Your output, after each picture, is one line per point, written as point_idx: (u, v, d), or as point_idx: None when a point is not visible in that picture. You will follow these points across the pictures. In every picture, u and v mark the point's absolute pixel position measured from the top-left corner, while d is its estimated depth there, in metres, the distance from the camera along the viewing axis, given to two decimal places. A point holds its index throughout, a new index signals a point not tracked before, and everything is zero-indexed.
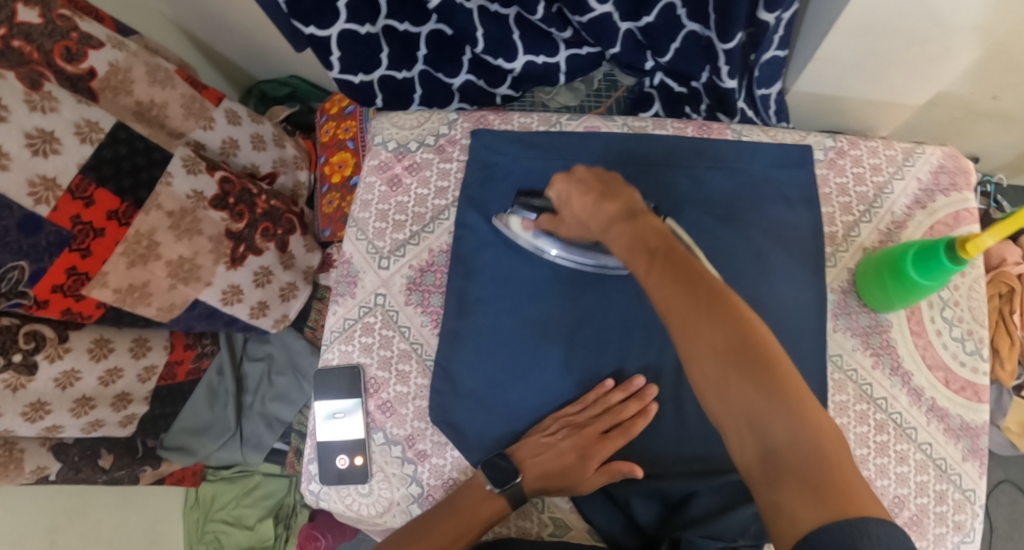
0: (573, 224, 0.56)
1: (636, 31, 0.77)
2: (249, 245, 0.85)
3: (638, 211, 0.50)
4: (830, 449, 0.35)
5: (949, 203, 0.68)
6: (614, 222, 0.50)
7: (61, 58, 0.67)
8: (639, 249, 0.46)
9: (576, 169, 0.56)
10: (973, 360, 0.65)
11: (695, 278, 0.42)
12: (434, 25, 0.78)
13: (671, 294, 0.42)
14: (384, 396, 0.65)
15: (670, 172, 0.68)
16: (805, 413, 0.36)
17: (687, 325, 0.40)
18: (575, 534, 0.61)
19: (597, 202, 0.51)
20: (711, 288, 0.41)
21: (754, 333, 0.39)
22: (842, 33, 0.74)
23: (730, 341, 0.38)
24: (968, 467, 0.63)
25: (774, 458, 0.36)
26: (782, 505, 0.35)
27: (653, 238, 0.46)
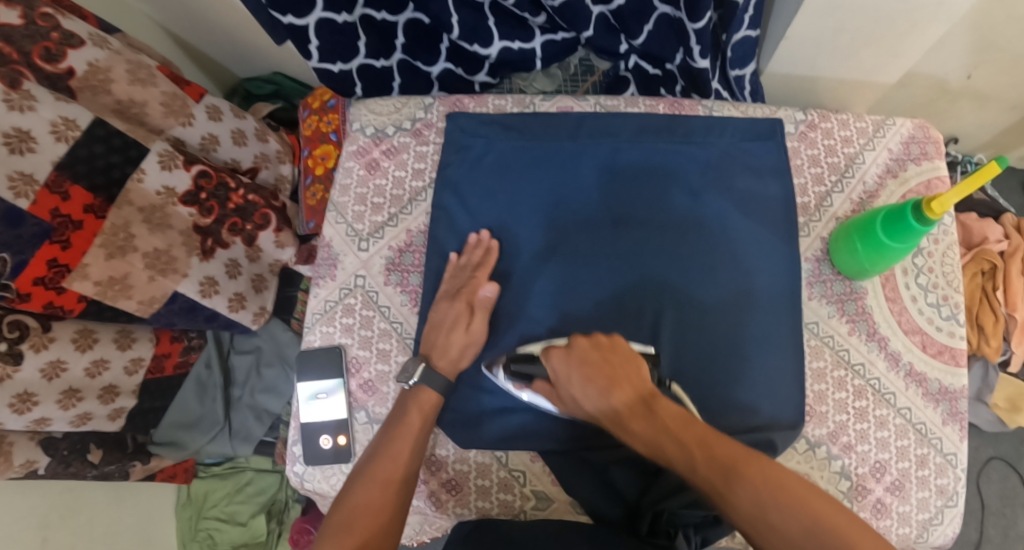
0: (572, 402, 0.54)
1: (608, 14, 0.79)
2: (216, 239, 0.85)
3: (647, 394, 0.50)
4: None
5: (920, 171, 0.69)
6: (630, 414, 0.49)
7: (41, 59, 0.68)
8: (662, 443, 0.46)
9: (575, 341, 0.54)
10: (950, 325, 0.66)
11: (734, 460, 0.43)
12: (411, 14, 0.80)
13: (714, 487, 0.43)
14: (366, 375, 0.65)
15: (664, 187, 0.67)
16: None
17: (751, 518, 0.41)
18: (557, 506, 0.62)
19: (605, 389, 0.51)
20: (751, 464, 0.42)
21: (806, 500, 0.40)
22: (810, 12, 0.75)
23: (795, 515, 0.39)
24: (949, 432, 0.63)
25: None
26: None
27: (675, 428, 0.47)
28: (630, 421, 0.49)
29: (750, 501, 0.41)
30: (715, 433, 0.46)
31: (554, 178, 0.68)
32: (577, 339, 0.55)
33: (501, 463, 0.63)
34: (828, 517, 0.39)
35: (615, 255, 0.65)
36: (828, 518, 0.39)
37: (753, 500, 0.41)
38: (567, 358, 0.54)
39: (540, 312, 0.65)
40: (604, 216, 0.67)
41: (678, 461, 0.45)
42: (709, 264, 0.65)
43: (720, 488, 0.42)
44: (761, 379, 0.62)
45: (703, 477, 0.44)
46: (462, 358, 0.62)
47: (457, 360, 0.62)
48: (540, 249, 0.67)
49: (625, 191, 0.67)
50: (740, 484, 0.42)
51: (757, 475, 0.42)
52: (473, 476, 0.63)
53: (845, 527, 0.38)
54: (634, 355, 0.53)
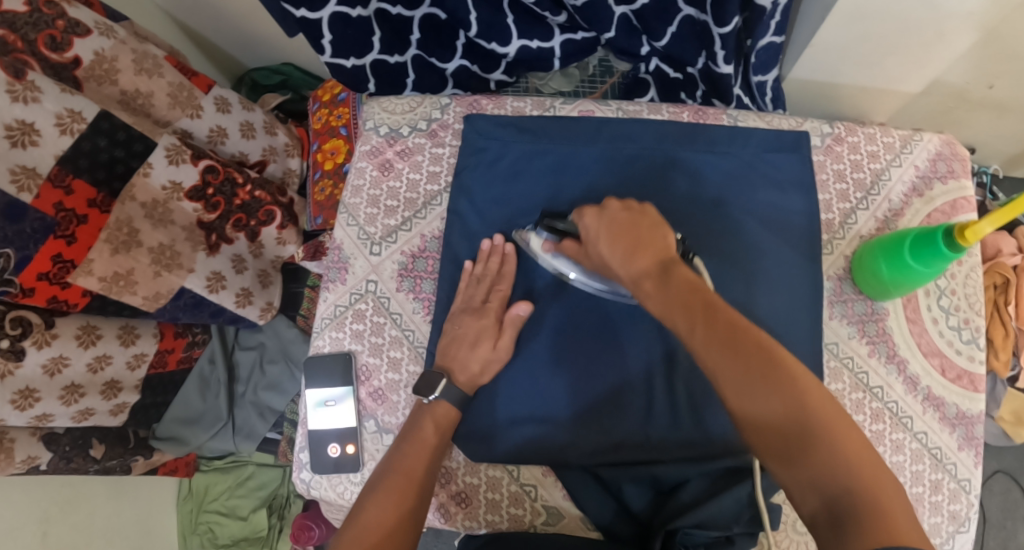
0: (596, 261, 0.53)
1: (631, 14, 0.76)
2: (221, 234, 0.84)
3: (671, 262, 0.47)
4: (881, 494, 0.35)
5: (946, 190, 0.67)
6: (646, 275, 0.47)
7: (46, 47, 0.66)
8: (674, 302, 0.43)
9: (609, 203, 0.54)
10: (970, 349, 0.64)
11: (740, 335, 0.39)
12: (427, 9, 0.77)
13: (714, 354, 0.40)
14: (376, 384, 0.64)
15: (668, 175, 0.66)
16: (862, 459, 0.36)
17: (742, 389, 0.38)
18: (568, 522, 0.61)
19: (628, 250, 0.49)
20: (757, 343, 0.39)
21: (802, 386, 0.37)
22: (838, 20, 0.73)
23: (785, 397, 0.37)
24: (963, 457, 0.62)
25: (837, 508, 0.35)
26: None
27: (691, 292, 0.43)
28: (645, 275, 0.47)
29: (742, 371, 0.38)
30: (726, 304, 0.42)
31: (571, 184, 0.67)
32: (610, 202, 0.54)
33: (512, 477, 0.62)
34: (820, 404, 0.37)
35: None
36: (819, 407, 0.37)
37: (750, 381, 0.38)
38: (600, 218, 0.53)
39: (555, 322, 0.63)
40: None
41: (680, 324, 0.43)
42: (728, 275, 0.64)
43: (717, 363, 0.39)
44: None
45: (704, 346, 0.40)
46: (482, 372, 0.61)
47: (477, 374, 0.61)
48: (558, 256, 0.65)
49: (644, 199, 0.66)
50: (739, 361, 0.38)
51: (760, 354, 0.38)
52: (483, 489, 0.62)
53: (834, 418, 0.37)
54: (662, 222, 0.51)
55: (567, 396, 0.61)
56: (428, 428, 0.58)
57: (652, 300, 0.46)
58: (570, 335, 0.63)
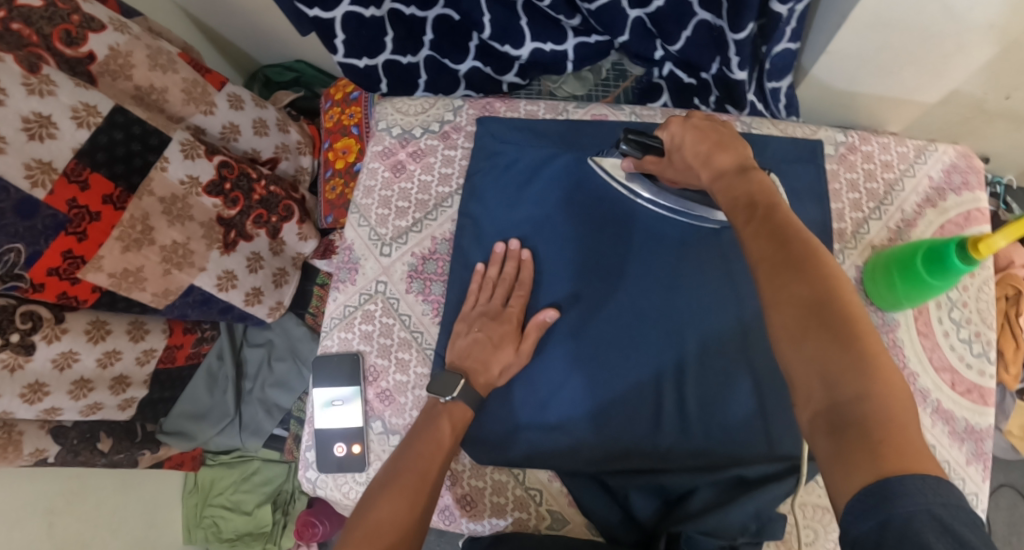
0: (679, 169, 0.55)
1: (646, 18, 0.75)
2: (239, 231, 0.84)
3: (750, 167, 0.48)
4: (896, 414, 0.33)
5: (960, 202, 0.67)
6: (721, 173, 0.49)
7: (61, 42, 0.66)
8: (739, 200, 0.46)
9: (693, 114, 0.54)
10: (980, 363, 0.64)
11: (789, 234, 0.41)
12: (441, 10, 0.77)
13: (762, 245, 0.42)
14: (384, 385, 0.64)
15: None
16: (888, 378, 0.34)
17: (775, 276, 0.40)
18: (572, 528, 0.61)
19: (706, 152, 0.50)
20: (806, 242, 0.40)
21: (838, 289, 0.38)
22: (855, 27, 0.72)
23: (816, 292, 0.37)
24: (972, 471, 0.62)
25: (840, 408, 0.34)
26: (842, 450, 0.32)
27: (760, 193, 0.45)
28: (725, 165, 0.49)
29: (783, 257, 0.40)
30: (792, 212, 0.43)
31: (591, 188, 0.66)
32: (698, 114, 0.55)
33: (518, 481, 0.62)
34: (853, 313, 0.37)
35: (649, 273, 0.64)
36: (852, 314, 0.37)
37: (785, 270, 0.39)
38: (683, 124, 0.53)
39: (567, 328, 0.63)
40: (638, 236, 0.65)
41: (738, 220, 0.45)
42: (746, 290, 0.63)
43: (760, 253, 0.42)
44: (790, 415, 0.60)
45: (754, 235, 0.43)
46: (500, 376, 0.61)
47: (495, 377, 0.61)
48: (573, 264, 0.65)
49: None
50: (783, 253, 0.40)
51: (805, 253, 0.39)
52: (489, 492, 0.62)
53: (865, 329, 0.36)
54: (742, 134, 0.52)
55: (581, 402, 0.62)
56: (436, 425, 0.58)
57: (720, 193, 0.48)
58: (583, 340, 0.63)
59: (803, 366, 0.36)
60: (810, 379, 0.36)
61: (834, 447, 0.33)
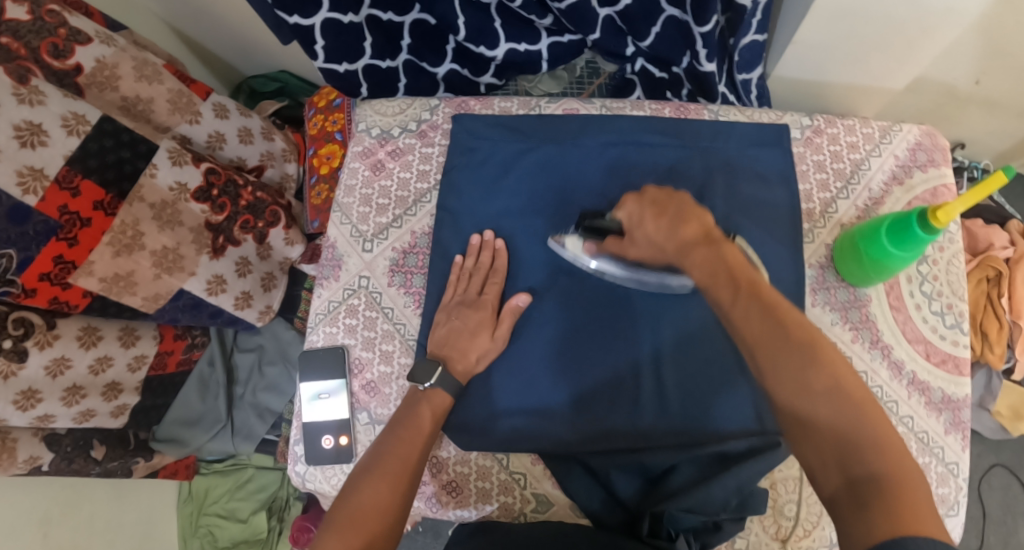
0: (643, 247, 0.56)
1: (615, 16, 0.78)
2: (227, 237, 0.85)
3: (716, 238, 0.51)
4: (909, 488, 0.36)
5: (926, 178, 0.69)
6: (694, 245, 0.50)
7: (49, 55, 0.68)
8: (721, 274, 0.47)
9: (647, 190, 0.57)
10: (953, 334, 0.65)
11: (778, 309, 0.44)
12: (417, 14, 0.79)
13: (757, 324, 0.44)
14: (369, 377, 0.65)
15: (656, 176, 0.68)
16: (892, 451, 0.38)
17: (777, 356, 0.42)
18: (557, 510, 0.62)
19: (674, 226, 0.52)
20: (797, 323, 0.43)
21: (838, 371, 0.41)
22: (818, 17, 0.75)
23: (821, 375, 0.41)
24: (951, 441, 0.63)
25: (859, 483, 0.37)
26: (870, 526, 0.35)
27: (738, 268, 0.47)
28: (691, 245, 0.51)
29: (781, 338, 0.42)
30: (771, 288, 0.46)
31: (565, 179, 0.68)
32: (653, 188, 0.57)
33: (502, 466, 0.63)
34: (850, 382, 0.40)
35: None
36: (849, 386, 0.40)
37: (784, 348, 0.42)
38: (640, 205, 0.56)
39: (546, 313, 0.65)
40: None
41: (725, 296, 0.47)
42: None
43: (755, 331, 0.44)
44: None
45: (744, 309, 0.45)
46: (478, 362, 0.63)
47: (473, 363, 0.62)
48: (550, 253, 0.66)
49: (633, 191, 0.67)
50: (776, 328, 0.43)
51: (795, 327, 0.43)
52: (474, 478, 0.63)
53: (863, 398, 0.40)
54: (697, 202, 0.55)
55: (562, 387, 0.63)
56: (419, 413, 0.59)
57: (696, 268, 0.50)
58: (563, 326, 0.64)
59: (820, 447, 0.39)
60: (826, 457, 0.39)
61: (861, 522, 0.35)
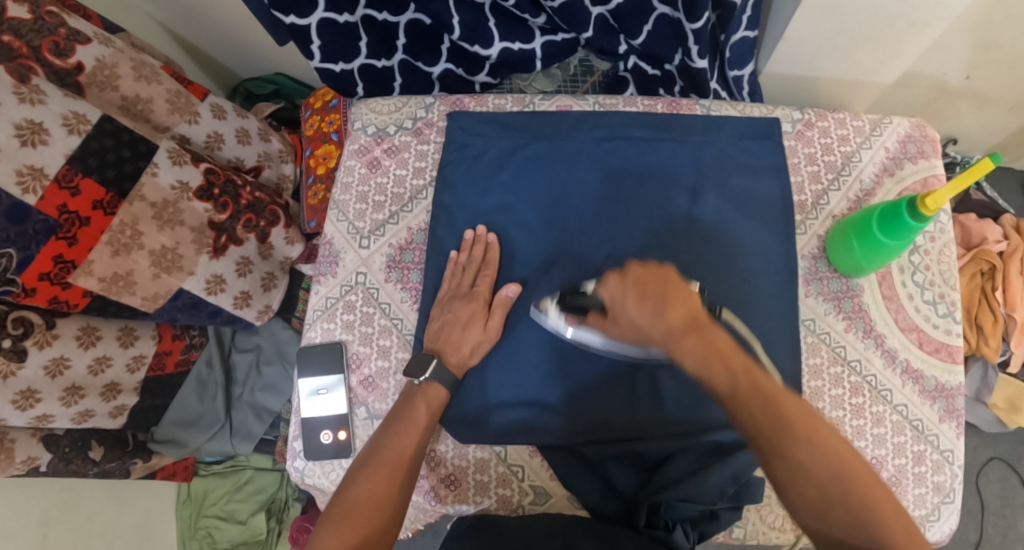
0: (626, 328, 0.51)
1: (608, 15, 0.79)
2: (230, 236, 0.85)
3: (701, 318, 0.48)
4: None
5: (916, 170, 0.69)
6: (682, 332, 0.47)
7: (50, 53, 0.69)
8: (715, 366, 0.45)
9: (629, 266, 0.51)
10: (946, 323, 0.66)
11: (777, 401, 0.44)
12: (412, 14, 0.81)
13: (758, 417, 0.44)
14: (367, 372, 0.66)
15: (651, 171, 0.68)
16: (898, 523, 0.40)
17: (783, 448, 0.43)
18: (555, 502, 0.62)
19: (659, 307, 0.48)
20: (794, 410, 0.44)
21: (838, 453, 0.43)
22: (807, 13, 0.76)
23: (825, 463, 0.42)
24: (945, 428, 0.63)
25: None
26: None
27: (730, 355, 0.46)
28: (683, 335, 0.47)
29: (782, 431, 0.43)
30: (762, 370, 0.46)
31: (558, 174, 0.69)
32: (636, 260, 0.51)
33: (500, 459, 0.63)
34: (855, 472, 0.42)
35: (614, 250, 0.66)
36: (853, 470, 0.42)
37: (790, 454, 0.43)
38: (623, 283, 0.50)
39: (541, 304, 0.65)
40: (607, 215, 0.67)
41: (722, 388, 0.45)
42: (710, 266, 0.65)
43: (759, 424, 0.44)
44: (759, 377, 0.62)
45: (746, 408, 0.44)
46: (472, 355, 0.63)
47: (467, 356, 0.63)
48: (545, 247, 0.67)
49: (625, 184, 0.68)
50: (776, 429, 0.43)
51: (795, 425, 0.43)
52: (472, 471, 0.63)
53: (866, 481, 0.42)
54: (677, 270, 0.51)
55: (557, 379, 0.63)
56: (419, 408, 0.59)
57: (687, 359, 0.46)
58: None
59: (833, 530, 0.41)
60: (840, 539, 0.41)
61: None
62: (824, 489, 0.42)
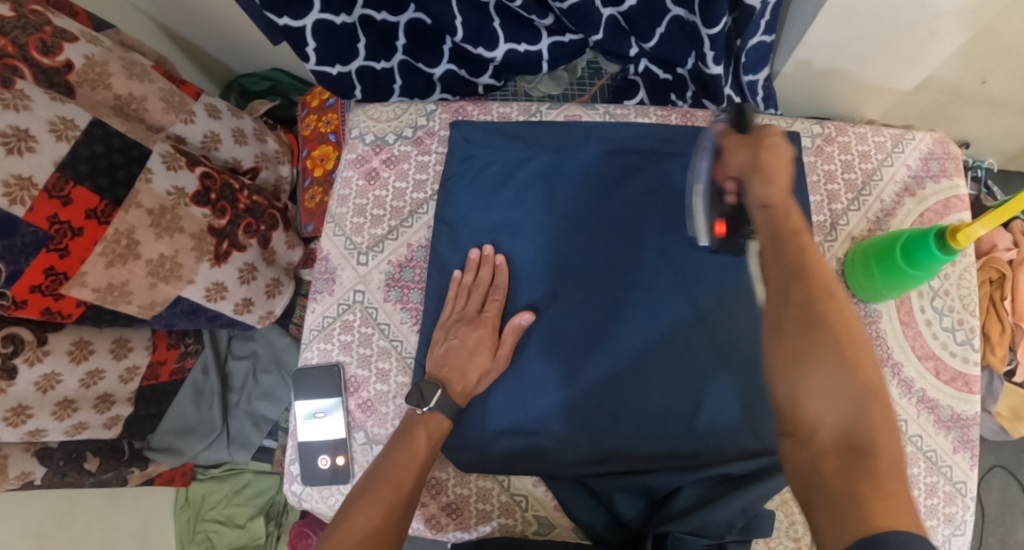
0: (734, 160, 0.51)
1: (619, 17, 0.76)
2: (232, 241, 0.82)
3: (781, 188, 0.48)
4: (893, 464, 0.36)
5: (938, 190, 0.67)
6: (765, 178, 0.48)
7: (37, 51, 0.65)
8: (779, 222, 0.46)
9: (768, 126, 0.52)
10: (964, 351, 0.64)
11: (817, 269, 0.43)
12: (412, 14, 0.77)
13: (798, 266, 0.43)
14: (365, 396, 0.64)
15: (668, 182, 0.65)
16: (880, 419, 0.38)
17: (801, 305, 0.41)
18: (559, 532, 0.61)
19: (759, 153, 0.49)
20: (834, 286, 0.42)
21: (858, 343, 0.40)
22: (826, 20, 0.72)
23: (841, 334, 0.40)
24: (959, 460, 0.62)
25: (852, 449, 0.37)
26: (860, 498, 0.35)
27: (791, 215, 0.46)
28: (770, 166, 0.49)
29: (814, 285, 0.42)
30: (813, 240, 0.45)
31: (567, 188, 0.66)
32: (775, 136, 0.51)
33: (503, 488, 0.62)
34: (865, 362, 0.39)
35: (626, 270, 0.63)
36: (866, 360, 0.39)
37: (813, 320, 0.41)
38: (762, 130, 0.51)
39: (548, 325, 0.63)
40: (617, 233, 0.65)
41: (779, 233, 0.46)
42: (729, 281, 0.62)
43: (790, 276, 0.43)
44: None
45: (789, 251, 0.44)
46: (477, 383, 0.61)
47: (472, 384, 0.61)
48: (553, 264, 0.64)
49: (639, 200, 0.65)
50: (811, 288, 0.42)
51: (828, 296, 0.41)
52: (474, 500, 0.62)
53: (873, 380, 0.39)
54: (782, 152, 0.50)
55: (561, 403, 0.61)
56: (416, 434, 0.57)
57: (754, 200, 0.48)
58: (562, 343, 0.62)
59: (818, 399, 0.39)
60: (823, 413, 0.39)
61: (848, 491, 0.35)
62: (836, 355, 0.39)
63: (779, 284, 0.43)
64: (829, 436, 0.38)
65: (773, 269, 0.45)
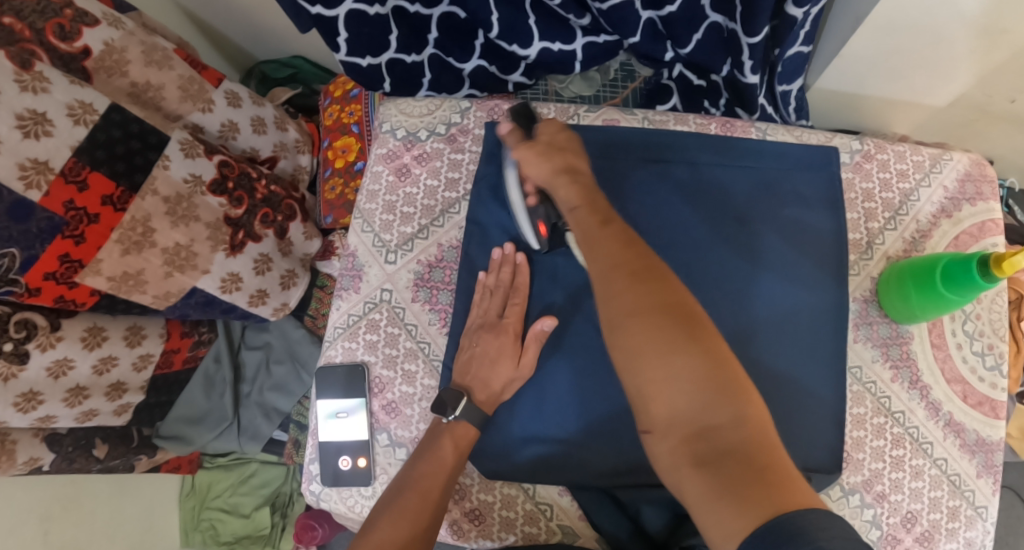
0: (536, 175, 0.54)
1: (657, 20, 0.74)
2: (248, 231, 0.81)
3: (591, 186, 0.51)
4: (755, 431, 0.38)
5: (974, 212, 0.66)
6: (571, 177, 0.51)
7: (55, 37, 0.63)
8: (591, 213, 0.49)
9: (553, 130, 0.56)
10: (993, 376, 0.64)
11: (630, 257, 0.45)
12: (445, 8, 0.75)
13: (615, 258, 0.45)
14: (390, 396, 0.63)
15: (701, 195, 0.65)
16: (728, 386, 0.39)
17: (627, 294, 0.43)
18: (583, 542, 0.60)
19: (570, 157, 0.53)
20: (651, 267, 0.44)
21: (690, 315, 0.42)
22: (866, 34, 0.71)
23: (667, 314, 0.42)
24: (982, 484, 0.62)
25: (709, 431, 0.38)
26: (727, 482, 0.36)
27: (601, 203, 0.49)
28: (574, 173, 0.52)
29: (630, 274, 0.44)
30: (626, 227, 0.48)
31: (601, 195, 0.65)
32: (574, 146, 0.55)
33: (528, 496, 0.61)
34: (703, 332, 0.41)
35: None
36: (701, 330, 0.41)
37: (638, 310, 0.42)
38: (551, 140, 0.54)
39: (577, 333, 0.62)
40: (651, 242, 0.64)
41: (591, 226, 0.48)
42: (749, 294, 0.62)
43: (611, 269, 0.45)
44: (810, 415, 0.60)
45: (604, 244, 0.46)
46: (502, 391, 0.61)
47: (496, 393, 0.60)
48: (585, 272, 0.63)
49: (670, 210, 0.65)
50: (630, 278, 0.44)
51: (644, 281, 0.43)
52: (498, 507, 0.61)
53: (714, 349, 0.41)
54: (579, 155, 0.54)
55: (582, 413, 0.60)
56: (438, 444, 0.57)
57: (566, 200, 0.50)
58: (589, 352, 0.61)
59: (661, 388, 0.40)
60: (672, 402, 0.40)
61: (717, 478, 0.36)
62: (670, 338, 0.41)
63: (601, 281, 0.45)
64: (686, 420, 0.39)
65: (599, 264, 0.46)
